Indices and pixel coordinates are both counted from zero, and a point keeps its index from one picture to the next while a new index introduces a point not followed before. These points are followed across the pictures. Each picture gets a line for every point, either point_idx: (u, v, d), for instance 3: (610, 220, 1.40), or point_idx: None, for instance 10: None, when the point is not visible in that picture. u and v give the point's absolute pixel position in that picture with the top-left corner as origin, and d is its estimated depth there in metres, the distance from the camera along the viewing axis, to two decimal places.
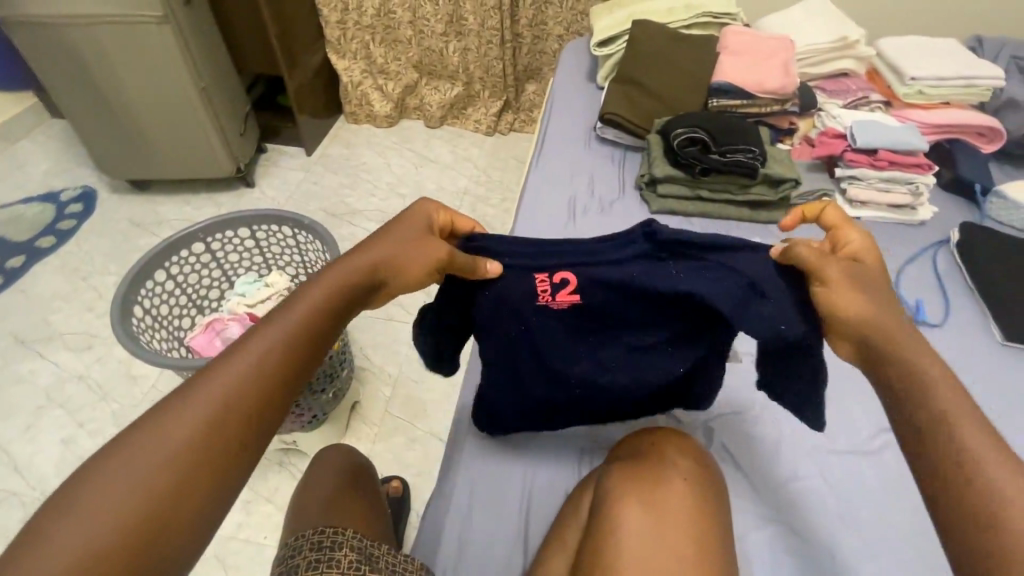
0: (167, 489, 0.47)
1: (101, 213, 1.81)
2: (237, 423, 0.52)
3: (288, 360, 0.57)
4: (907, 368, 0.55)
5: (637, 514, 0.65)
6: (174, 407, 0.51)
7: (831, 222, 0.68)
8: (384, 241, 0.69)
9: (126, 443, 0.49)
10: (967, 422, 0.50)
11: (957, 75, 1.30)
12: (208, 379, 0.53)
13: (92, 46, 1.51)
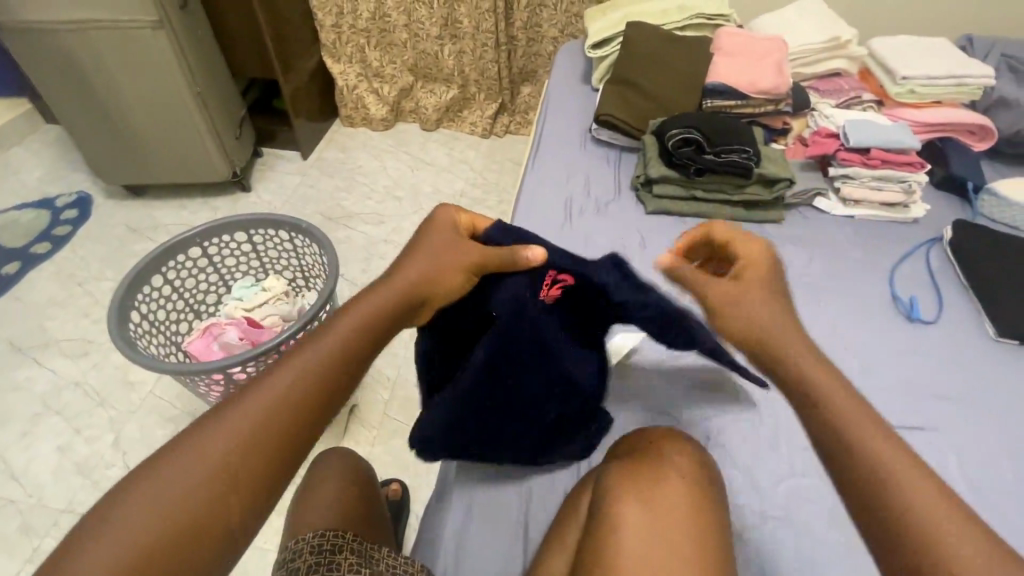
0: (204, 501, 0.50)
1: (96, 219, 1.80)
2: (273, 438, 0.55)
3: (325, 379, 0.60)
4: (819, 404, 0.58)
5: (633, 518, 0.65)
6: (217, 421, 0.55)
7: (721, 237, 0.74)
8: (421, 254, 0.72)
9: (172, 452, 0.53)
10: (883, 451, 0.54)
11: (948, 74, 1.31)
12: (248, 397, 0.56)
13: (86, 51, 1.50)
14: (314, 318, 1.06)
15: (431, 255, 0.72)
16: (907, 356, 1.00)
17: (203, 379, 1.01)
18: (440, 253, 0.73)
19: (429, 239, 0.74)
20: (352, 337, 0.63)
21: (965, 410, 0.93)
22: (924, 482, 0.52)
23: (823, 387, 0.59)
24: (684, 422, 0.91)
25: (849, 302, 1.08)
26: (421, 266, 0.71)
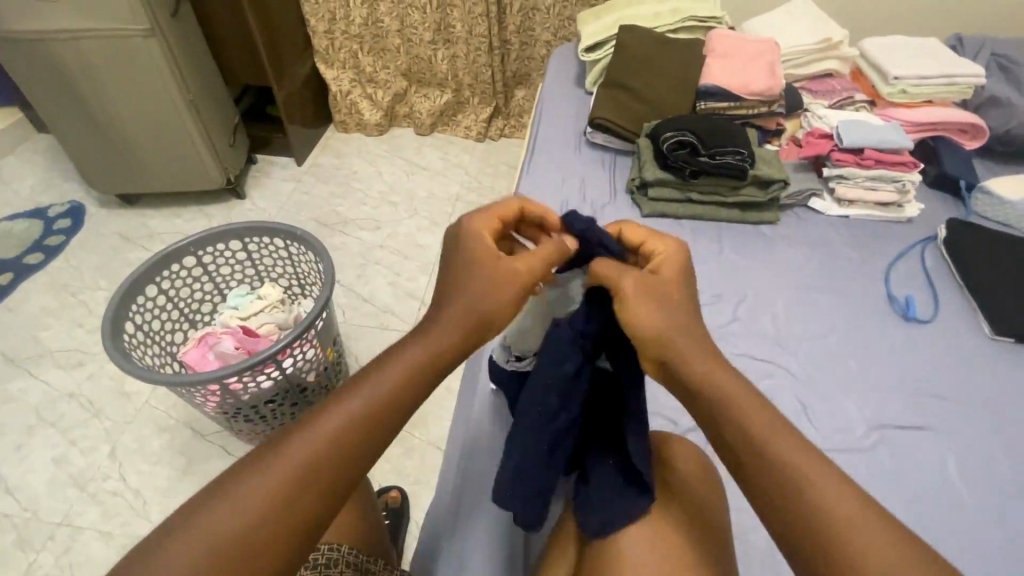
0: (246, 547, 0.47)
1: (90, 228, 1.79)
2: (322, 480, 0.52)
3: (381, 414, 0.56)
4: (721, 399, 0.56)
5: (636, 537, 0.65)
6: (269, 457, 0.52)
7: (639, 237, 0.70)
8: (476, 278, 0.64)
9: (220, 489, 0.50)
10: (784, 440, 0.53)
11: (938, 74, 1.32)
12: (296, 437, 0.53)
13: (77, 59, 1.50)
14: (311, 326, 1.05)
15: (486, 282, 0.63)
16: (903, 356, 1.00)
17: (199, 390, 1.00)
18: (495, 274, 0.64)
19: (486, 262, 0.65)
20: (409, 378, 0.58)
21: (961, 409, 0.93)
22: (826, 474, 0.51)
23: (724, 383, 0.57)
24: (684, 424, 0.91)
25: (843, 302, 1.08)
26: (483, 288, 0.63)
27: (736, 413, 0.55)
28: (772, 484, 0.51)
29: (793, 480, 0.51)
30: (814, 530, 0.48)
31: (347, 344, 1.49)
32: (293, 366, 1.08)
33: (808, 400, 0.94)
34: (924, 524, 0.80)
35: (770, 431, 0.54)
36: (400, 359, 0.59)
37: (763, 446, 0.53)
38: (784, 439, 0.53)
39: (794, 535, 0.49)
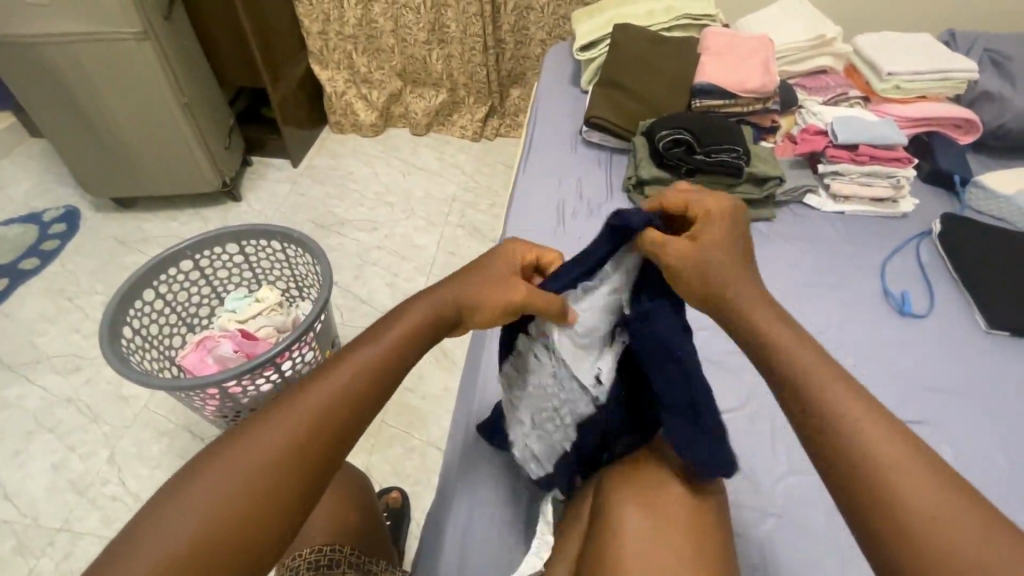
0: (230, 524, 0.48)
1: (85, 233, 1.79)
2: (305, 455, 0.52)
3: (358, 393, 0.57)
4: (759, 333, 0.59)
5: (633, 520, 0.66)
6: (248, 437, 0.52)
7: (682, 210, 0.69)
8: (466, 279, 0.71)
9: (198, 475, 0.50)
10: (812, 363, 0.55)
11: (932, 69, 1.33)
12: (267, 423, 0.53)
13: (69, 61, 1.49)
14: (310, 328, 1.06)
15: (472, 287, 0.70)
16: (899, 349, 1.01)
17: (198, 394, 1.00)
18: (490, 281, 0.71)
19: (477, 270, 0.72)
20: (382, 365, 0.61)
21: (958, 403, 0.94)
22: (846, 388, 0.53)
23: (765, 321, 0.59)
24: None
25: (840, 297, 1.09)
26: (472, 292, 0.70)
27: (789, 358, 0.56)
28: (812, 420, 0.53)
29: (831, 418, 0.52)
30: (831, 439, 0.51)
31: None
32: (292, 368, 1.07)
33: None
34: None
35: (825, 374, 0.54)
36: (370, 350, 0.61)
37: (814, 387, 0.54)
38: (838, 385, 0.53)
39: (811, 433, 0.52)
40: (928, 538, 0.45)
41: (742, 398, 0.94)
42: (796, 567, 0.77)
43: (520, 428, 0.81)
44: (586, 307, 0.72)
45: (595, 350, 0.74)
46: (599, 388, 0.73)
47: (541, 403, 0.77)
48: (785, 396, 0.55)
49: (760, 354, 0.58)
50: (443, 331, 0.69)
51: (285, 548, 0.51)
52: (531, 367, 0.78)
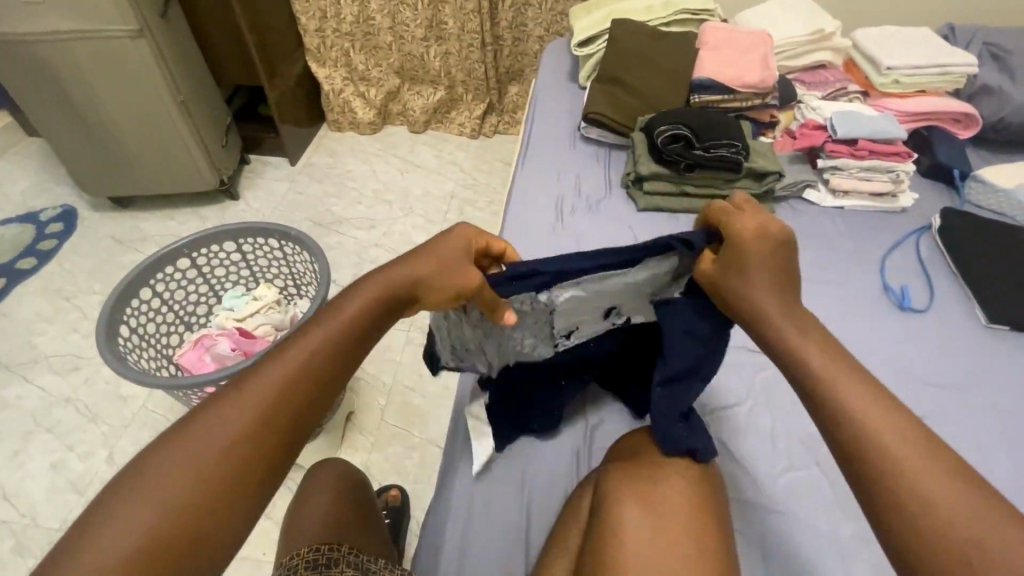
0: (186, 510, 0.48)
1: (82, 232, 1.78)
2: (259, 439, 0.52)
3: (311, 377, 0.57)
4: (781, 341, 0.59)
5: (632, 521, 0.66)
6: (199, 425, 0.52)
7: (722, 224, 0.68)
8: (416, 254, 0.68)
9: (150, 464, 0.49)
10: (834, 370, 0.56)
11: (931, 63, 1.32)
12: (222, 408, 0.53)
13: (64, 60, 1.48)
14: None
15: (427, 262, 0.67)
16: (899, 344, 1.01)
17: (196, 393, 1.00)
18: (442, 255, 0.68)
19: (428, 243, 0.69)
20: (335, 349, 0.60)
21: (958, 398, 0.93)
22: (867, 393, 0.54)
23: (786, 328, 0.60)
24: None
25: (839, 292, 1.09)
26: (427, 269, 0.67)
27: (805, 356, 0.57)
28: (829, 420, 0.54)
29: (853, 424, 0.52)
30: (851, 445, 0.52)
31: None
32: None
33: None
34: None
35: (842, 375, 0.55)
36: (321, 334, 0.60)
37: (828, 385, 0.55)
38: (855, 386, 0.54)
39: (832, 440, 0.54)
40: (939, 528, 0.46)
41: (741, 393, 0.94)
42: (795, 561, 0.77)
43: (455, 343, 0.81)
44: (608, 284, 0.75)
45: (596, 317, 0.80)
46: (566, 344, 0.82)
47: (504, 340, 0.80)
48: (805, 394, 0.57)
49: (778, 355, 0.60)
50: (400, 309, 0.67)
51: (248, 528, 0.51)
52: (519, 307, 0.76)
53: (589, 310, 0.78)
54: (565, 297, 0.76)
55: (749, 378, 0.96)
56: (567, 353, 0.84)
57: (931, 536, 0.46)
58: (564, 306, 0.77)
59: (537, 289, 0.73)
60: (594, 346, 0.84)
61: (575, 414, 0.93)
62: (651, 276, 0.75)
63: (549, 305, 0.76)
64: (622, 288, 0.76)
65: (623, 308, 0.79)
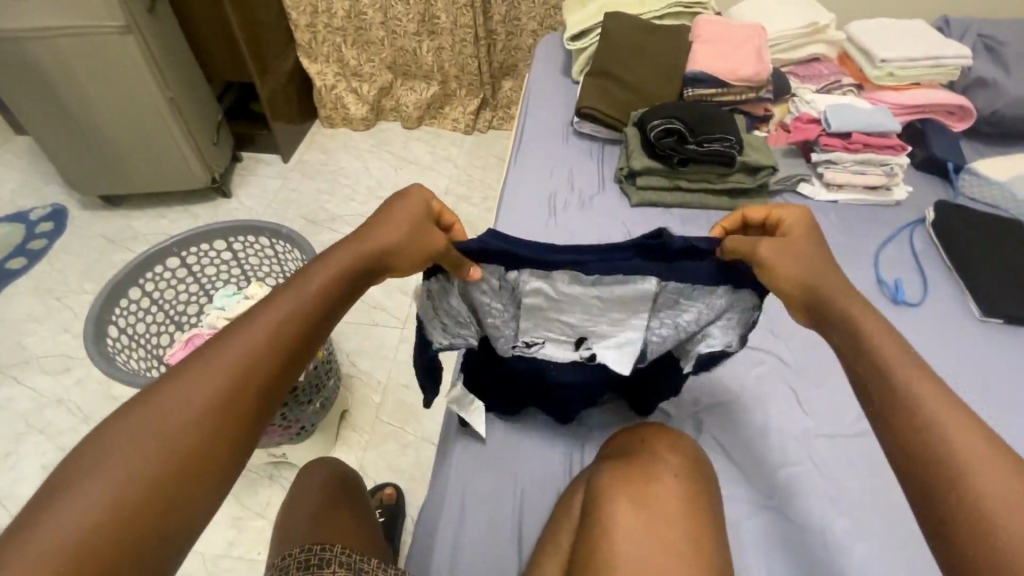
0: (154, 485, 0.44)
1: (73, 231, 1.76)
2: (230, 410, 0.49)
3: (283, 346, 0.54)
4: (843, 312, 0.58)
5: (625, 521, 0.65)
6: (165, 395, 0.48)
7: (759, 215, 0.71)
8: (383, 219, 0.66)
9: (109, 437, 0.45)
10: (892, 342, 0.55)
11: (925, 56, 1.31)
12: (188, 377, 0.49)
13: (50, 57, 1.46)
14: None
15: (393, 226, 0.65)
16: None
17: None
18: (408, 218, 0.66)
19: (394, 207, 0.67)
20: (307, 318, 0.57)
21: None
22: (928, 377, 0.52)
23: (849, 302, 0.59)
24: (674, 417, 0.92)
25: None
26: (396, 232, 0.65)
27: (877, 358, 0.54)
28: (887, 396, 0.52)
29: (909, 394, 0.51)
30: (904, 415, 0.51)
31: (337, 341, 1.47)
32: None
33: (799, 386, 0.95)
34: None
35: (904, 356, 0.53)
36: (291, 300, 0.57)
37: (902, 390, 0.52)
38: (915, 368, 0.53)
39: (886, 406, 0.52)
40: (1014, 554, 0.42)
41: (734, 389, 0.94)
42: (790, 557, 0.77)
43: (438, 313, 0.78)
44: (578, 289, 0.78)
45: (567, 337, 0.84)
46: (524, 351, 0.84)
47: (479, 313, 0.80)
48: (863, 367, 0.55)
49: (839, 331, 0.58)
50: (369, 276, 0.65)
51: (221, 501, 0.48)
52: (489, 284, 0.77)
53: (559, 319, 0.81)
54: (532, 289, 0.78)
55: (742, 374, 0.96)
56: (523, 362, 0.85)
57: (1000, 557, 0.42)
58: (532, 301, 0.79)
59: (507, 267, 0.76)
60: (557, 372, 0.85)
61: None
62: (654, 308, 0.79)
63: (516, 291, 0.79)
64: (590, 299, 0.79)
65: (593, 341, 0.83)
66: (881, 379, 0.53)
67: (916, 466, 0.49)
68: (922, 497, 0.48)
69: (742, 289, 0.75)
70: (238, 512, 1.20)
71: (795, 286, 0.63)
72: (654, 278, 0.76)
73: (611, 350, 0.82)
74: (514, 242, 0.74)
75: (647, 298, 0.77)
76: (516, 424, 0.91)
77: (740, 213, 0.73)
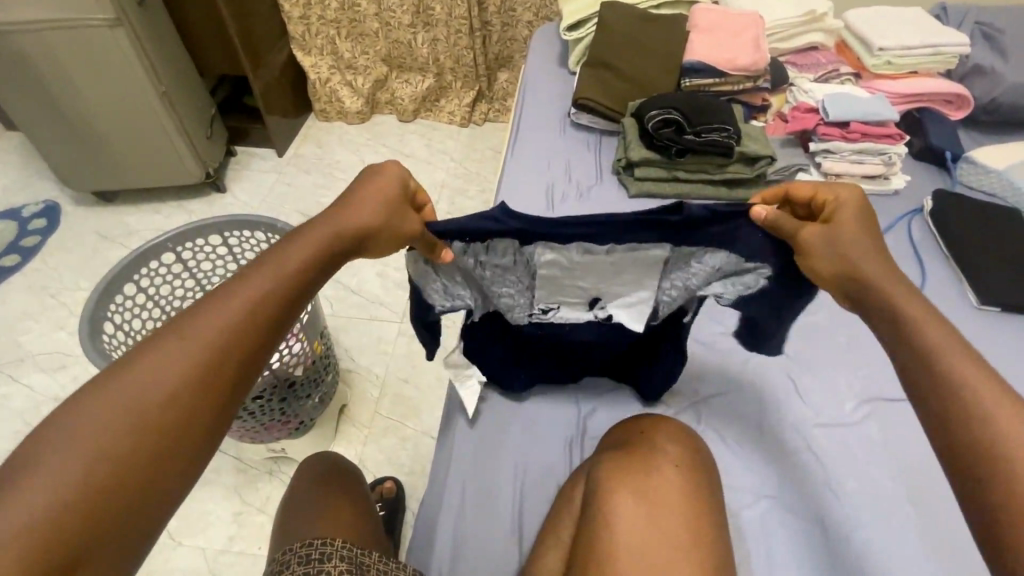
0: (123, 459, 0.44)
1: (66, 228, 1.74)
2: (202, 386, 0.49)
3: (256, 324, 0.54)
4: (886, 297, 0.59)
5: (625, 513, 0.65)
6: (134, 371, 0.47)
7: (808, 192, 0.68)
8: (358, 196, 0.65)
9: (77, 412, 0.45)
10: (937, 327, 0.55)
11: (923, 43, 1.31)
12: (159, 352, 0.49)
13: (41, 51, 1.43)
14: None
15: (369, 203, 0.65)
16: None
17: None
18: (383, 194, 0.66)
19: (367, 186, 0.66)
20: (283, 296, 0.56)
21: None
22: (977, 365, 0.52)
23: (893, 288, 0.59)
24: (674, 407, 0.92)
25: None
26: (373, 212, 0.65)
27: (921, 344, 0.54)
28: (929, 379, 0.53)
29: (949, 378, 0.51)
30: (947, 400, 0.51)
31: (335, 336, 1.47)
32: (279, 361, 1.03)
33: (799, 376, 0.95)
34: (917, 499, 0.81)
35: (950, 344, 0.53)
36: (265, 277, 0.56)
37: (947, 376, 0.52)
38: (963, 357, 0.52)
39: (924, 392, 0.53)
40: None
41: (734, 379, 0.94)
42: (792, 551, 0.77)
43: (439, 275, 0.78)
44: (591, 256, 0.76)
45: (581, 301, 0.82)
46: (540, 318, 0.84)
47: (486, 285, 0.80)
48: (904, 349, 0.56)
49: (883, 317, 0.59)
50: (345, 255, 0.64)
51: (195, 477, 0.48)
52: (499, 261, 0.77)
53: (573, 287, 0.80)
54: (545, 261, 0.77)
55: (741, 364, 0.96)
56: (541, 328, 0.85)
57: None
58: (546, 270, 0.78)
59: (523, 240, 0.74)
60: (573, 333, 0.86)
61: (568, 404, 0.93)
62: (666, 271, 0.78)
63: (529, 264, 0.78)
64: (602, 265, 0.77)
65: (608, 303, 0.82)
66: (926, 363, 0.53)
67: (954, 452, 0.49)
68: (959, 485, 0.48)
69: (754, 261, 0.74)
70: (238, 508, 1.20)
71: (832, 273, 0.63)
72: (668, 244, 0.75)
73: (624, 312, 0.83)
74: (529, 219, 0.72)
75: (658, 263, 0.77)
76: (516, 416, 0.91)
77: (782, 188, 0.70)
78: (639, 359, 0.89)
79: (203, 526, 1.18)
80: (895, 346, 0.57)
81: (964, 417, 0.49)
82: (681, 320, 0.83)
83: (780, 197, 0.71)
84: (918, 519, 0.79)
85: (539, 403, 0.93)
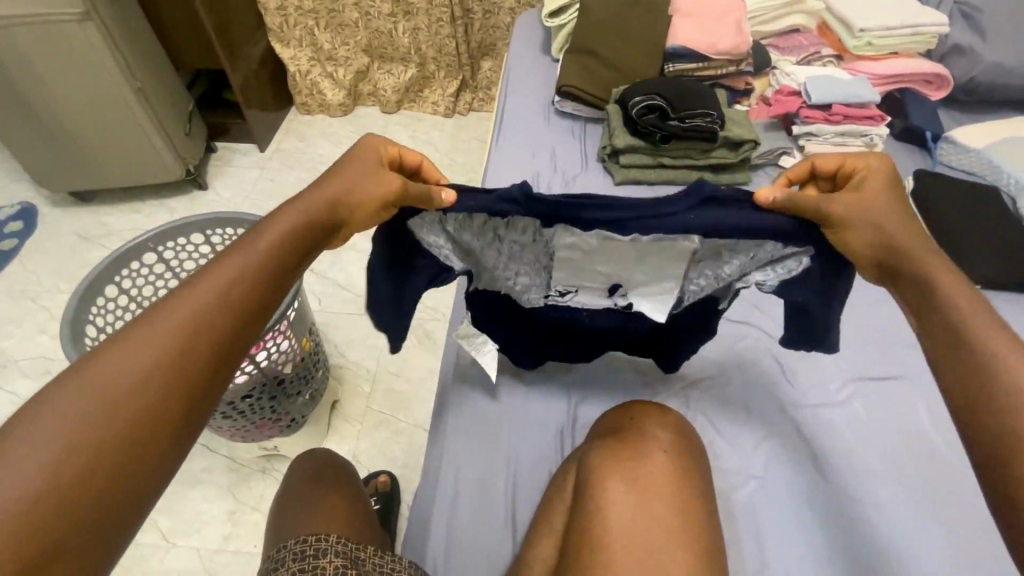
0: (99, 447, 0.43)
1: (43, 230, 1.71)
2: (178, 371, 0.48)
3: (232, 308, 0.53)
4: (918, 271, 0.59)
5: (615, 500, 0.66)
6: (107, 359, 0.47)
7: (835, 163, 0.68)
8: (335, 174, 0.65)
9: (47, 403, 0.44)
10: (965, 302, 0.55)
11: (904, 24, 1.30)
12: (133, 339, 0.48)
13: (6, 49, 1.38)
14: (281, 320, 0.96)
15: (346, 180, 0.64)
16: (875, 311, 1.02)
17: None
18: (365, 171, 0.65)
19: (344, 165, 0.65)
20: (258, 280, 0.55)
21: None
22: (1005, 339, 0.52)
23: (924, 262, 0.59)
24: (663, 392, 0.93)
25: None
26: (350, 188, 0.64)
27: (953, 318, 0.55)
28: (955, 353, 0.54)
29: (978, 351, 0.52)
30: (975, 374, 0.52)
31: (325, 331, 1.46)
32: (268, 359, 1.00)
33: (786, 359, 0.96)
34: (902, 478, 0.82)
35: (975, 319, 0.54)
36: (238, 261, 0.55)
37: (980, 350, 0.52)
38: (991, 332, 0.53)
39: (949, 365, 0.54)
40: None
41: (721, 365, 0.95)
42: (773, 527, 0.79)
43: (454, 245, 0.76)
44: (614, 244, 0.74)
45: (600, 288, 0.82)
46: (558, 300, 0.83)
47: (502, 260, 0.78)
48: (932, 323, 0.57)
49: (913, 291, 0.59)
50: (324, 235, 0.63)
51: (176, 463, 0.47)
52: (518, 237, 0.75)
53: (592, 271, 0.79)
54: (565, 243, 0.75)
55: (728, 347, 0.97)
56: (556, 310, 0.85)
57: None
58: (564, 253, 0.76)
59: (544, 222, 0.72)
60: (589, 320, 0.85)
61: (559, 396, 0.93)
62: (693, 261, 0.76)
63: (548, 244, 0.76)
64: (625, 252, 0.75)
65: (629, 290, 0.82)
66: (957, 338, 0.54)
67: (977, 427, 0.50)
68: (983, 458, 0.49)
69: (796, 245, 0.70)
70: (232, 506, 1.20)
71: (868, 245, 0.62)
72: (697, 237, 0.72)
73: (646, 300, 0.82)
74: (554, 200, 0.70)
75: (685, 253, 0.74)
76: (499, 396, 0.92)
77: (809, 161, 0.70)
78: (654, 346, 0.90)
79: (198, 526, 1.18)
80: (924, 319, 0.58)
81: (989, 391, 0.50)
82: (710, 304, 0.82)
83: (806, 172, 0.71)
84: (904, 497, 0.80)
85: (528, 394, 0.93)
